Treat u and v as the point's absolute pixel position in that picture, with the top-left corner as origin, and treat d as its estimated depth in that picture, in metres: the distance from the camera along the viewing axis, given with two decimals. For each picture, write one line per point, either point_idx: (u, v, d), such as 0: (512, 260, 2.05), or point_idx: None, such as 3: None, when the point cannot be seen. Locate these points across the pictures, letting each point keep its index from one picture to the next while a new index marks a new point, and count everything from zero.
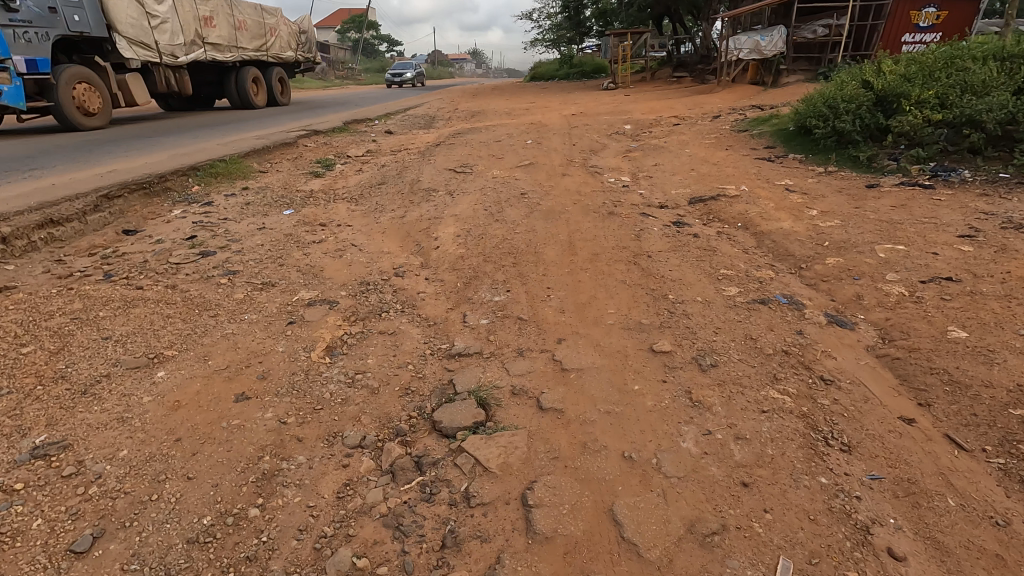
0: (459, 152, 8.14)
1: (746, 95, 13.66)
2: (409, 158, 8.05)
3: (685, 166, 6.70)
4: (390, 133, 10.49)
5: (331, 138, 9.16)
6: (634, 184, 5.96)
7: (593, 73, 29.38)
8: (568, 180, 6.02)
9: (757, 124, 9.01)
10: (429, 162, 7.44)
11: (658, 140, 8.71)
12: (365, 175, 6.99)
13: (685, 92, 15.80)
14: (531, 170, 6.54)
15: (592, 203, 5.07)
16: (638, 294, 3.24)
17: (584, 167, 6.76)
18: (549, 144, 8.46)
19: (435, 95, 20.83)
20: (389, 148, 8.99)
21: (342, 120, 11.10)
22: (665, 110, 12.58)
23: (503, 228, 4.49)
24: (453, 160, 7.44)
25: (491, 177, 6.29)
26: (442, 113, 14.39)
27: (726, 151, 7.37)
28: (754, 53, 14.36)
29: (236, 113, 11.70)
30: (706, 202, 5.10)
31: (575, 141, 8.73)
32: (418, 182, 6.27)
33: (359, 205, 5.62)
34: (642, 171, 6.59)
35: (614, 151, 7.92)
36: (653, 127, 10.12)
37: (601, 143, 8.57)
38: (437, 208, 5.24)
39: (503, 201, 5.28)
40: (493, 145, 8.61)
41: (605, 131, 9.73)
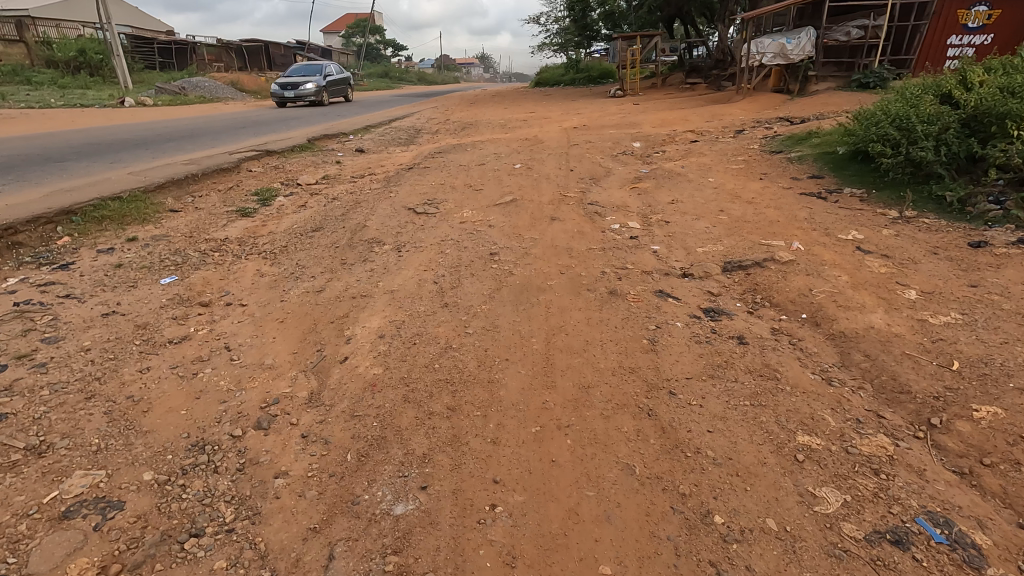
0: (431, 179, 6.73)
1: (769, 106, 12.18)
2: (371, 186, 6.65)
3: (708, 203, 5.23)
4: (361, 152, 9.08)
5: (285, 162, 7.81)
6: (643, 234, 4.50)
7: (599, 78, 27.91)
8: (556, 228, 4.55)
9: (794, 143, 7.52)
10: (390, 194, 6.03)
11: (671, 164, 7.23)
12: (306, 213, 5.59)
13: (698, 101, 14.33)
14: (511, 210, 5.11)
15: (585, 271, 3.61)
16: (657, 509, 1.76)
17: (580, 205, 5.31)
18: (539, 169, 7.01)
19: (428, 104, 19.53)
20: (352, 172, 7.60)
21: (308, 136, 9.68)
22: (679, 123, 11.14)
23: (452, 320, 3.02)
24: (418, 192, 6.02)
25: (458, 222, 4.86)
26: (431, 125, 13.01)
27: (759, 182, 5.90)
28: (779, 58, 12.94)
29: (191, 128, 10.31)
30: (748, 271, 3.62)
31: (573, 165, 7.29)
32: (363, 226, 4.84)
33: (275, 264, 4.21)
34: (655, 211, 5.12)
35: (619, 179, 6.46)
36: (666, 146, 8.67)
37: (603, 168, 7.11)
38: (371, 276, 3.79)
39: (463, 264, 3.84)
40: (474, 169, 7.19)
41: (609, 151, 8.26)
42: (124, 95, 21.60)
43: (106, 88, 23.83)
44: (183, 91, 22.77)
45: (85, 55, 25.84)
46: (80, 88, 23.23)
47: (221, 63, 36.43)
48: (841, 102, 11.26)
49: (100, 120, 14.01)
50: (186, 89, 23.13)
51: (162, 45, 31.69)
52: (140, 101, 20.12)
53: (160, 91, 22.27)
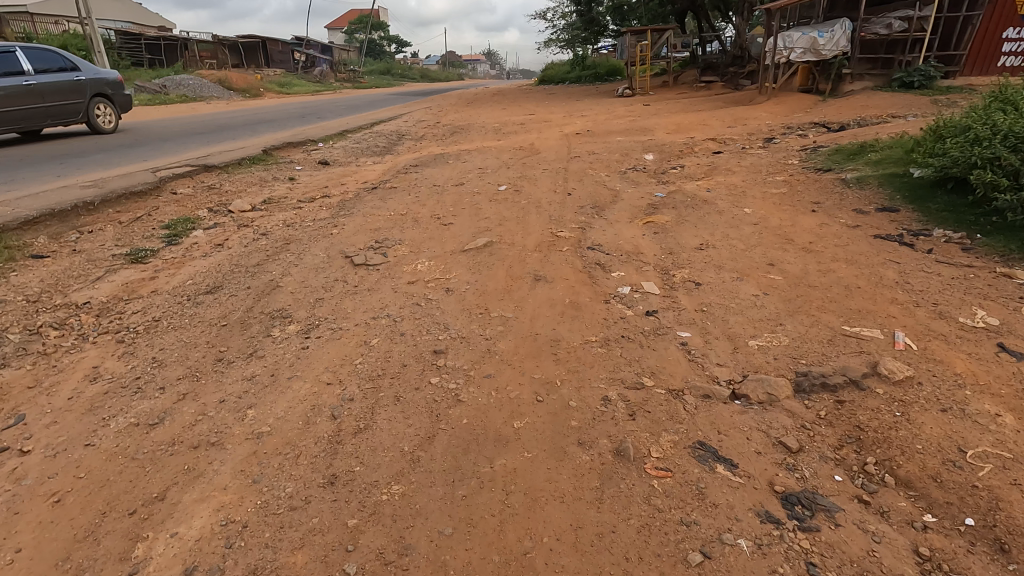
0: (392, 206, 5.38)
1: (799, 108, 10.76)
2: (316, 216, 5.31)
3: (749, 252, 3.86)
4: (325, 166, 7.76)
5: (224, 181, 6.49)
6: (663, 307, 3.13)
7: (606, 76, 26.40)
8: (539, 296, 3.20)
9: (845, 158, 6.11)
10: (333, 230, 4.69)
11: (692, 186, 5.85)
12: (215, 258, 4.27)
13: (716, 102, 12.88)
14: (481, 261, 3.76)
15: (575, 397, 2.26)
16: None
17: (577, 253, 3.95)
18: (528, 193, 5.66)
19: (422, 104, 18.22)
20: (303, 193, 6.28)
21: (266, 146, 8.34)
22: (697, 128, 9.75)
23: (330, 527, 1.69)
24: (369, 228, 4.66)
25: (405, 282, 3.51)
26: (418, 129, 11.66)
27: (811, 217, 4.51)
28: (809, 54, 11.51)
29: (136, 138, 8.99)
30: (838, 396, 2.26)
31: (570, 185, 5.92)
32: (275, 287, 3.52)
33: (125, 355, 2.89)
34: (678, 262, 3.75)
35: (630, 208, 5.11)
36: (683, 159, 7.30)
37: (608, 191, 5.74)
38: (245, 393, 2.45)
39: (387, 372, 2.49)
40: (448, 191, 5.83)
41: (616, 166, 6.87)
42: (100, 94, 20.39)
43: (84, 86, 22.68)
44: (165, 90, 21.59)
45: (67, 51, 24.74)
46: None
47: (214, 60, 35.24)
48: (884, 104, 9.78)
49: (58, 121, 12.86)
50: (168, 88, 21.94)
51: (151, 42, 30.49)
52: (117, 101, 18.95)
53: (140, 90, 21.06)
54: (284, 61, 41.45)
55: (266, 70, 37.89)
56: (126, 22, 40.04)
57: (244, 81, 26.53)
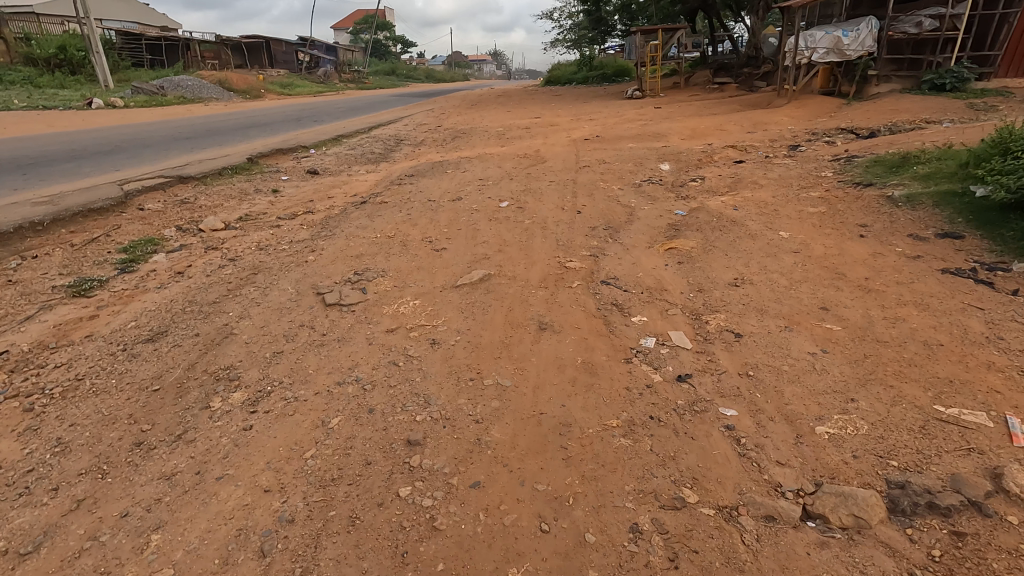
0: (380, 225, 4.80)
1: (822, 112, 10.13)
2: (295, 237, 4.73)
3: (794, 292, 3.26)
4: (314, 175, 7.19)
5: (200, 194, 5.93)
6: (698, 369, 2.53)
7: (614, 76, 25.75)
8: (544, 353, 2.61)
9: (887, 170, 5.50)
10: (310, 256, 4.11)
11: (716, 203, 5.24)
12: (171, 291, 3.70)
13: (731, 105, 12.23)
14: (477, 302, 3.17)
15: (592, 526, 1.67)
16: None
17: (589, 290, 3.36)
18: (533, 210, 5.06)
19: (424, 106, 17.65)
20: (285, 208, 5.71)
21: (252, 153, 7.78)
22: (715, 134, 9.14)
23: None
24: (350, 254, 4.08)
25: (384, 329, 2.92)
26: (418, 133, 11.09)
27: (860, 244, 3.90)
28: (832, 55, 10.82)
29: (115, 145, 8.45)
30: (955, 527, 1.65)
31: (580, 202, 5.32)
32: (229, 335, 2.94)
33: (26, 432, 2.31)
34: (710, 305, 3.15)
35: (648, 230, 4.51)
36: (703, 170, 6.69)
37: (622, 208, 5.14)
38: (157, 502, 1.87)
39: (346, 474, 1.90)
40: (445, 207, 5.25)
41: (630, 178, 6.26)
42: (95, 95, 19.91)
43: (82, 87, 22.23)
44: (162, 91, 21.12)
45: (66, 52, 24.33)
46: (55, 87, 21.67)
47: (217, 60, 34.80)
48: (915, 108, 9.13)
49: (44, 124, 12.36)
50: (165, 89, 21.45)
51: (151, 42, 30.04)
52: (111, 102, 18.46)
53: (137, 91, 20.57)
54: (287, 62, 40.99)
55: (269, 70, 37.45)
56: (127, 22, 39.64)
57: (244, 82, 26.06)
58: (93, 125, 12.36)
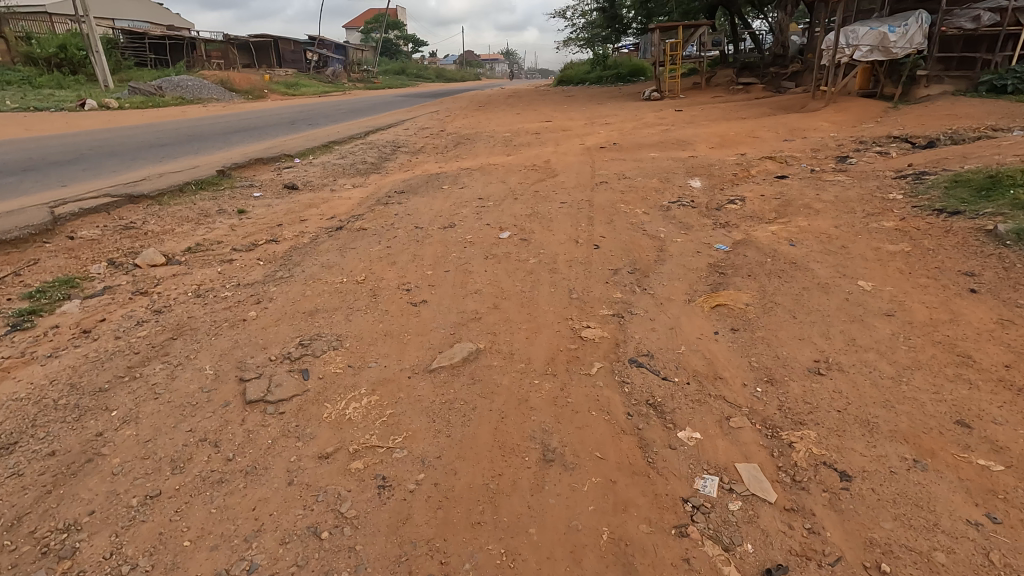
0: (351, 262, 3.89)
1: (866, 116, 9.09)
2: (245, 278, 3.84)
3: (906, 388, 2.29)
4: (291, 191, 6.33)
5: (151, 217, 5.08)
6: (795, 556, 1.59)
7: (629, 76, 24.69)
8: (550, 521, 1.68)
9: (975, 193, 4.50)
10: (251, 309, 3.22)
11: (765, 234, 4.28)
12: (59, 362, 2.82)
13: (760, 108, 11.19)
14: (455, 402, 2.24)
15: None
16: None
17: (613, 381, 2.41)
18: (540, 243, 4.13)
19: (428, 108, 16.79)
20: (247, 234, 4.82)
21: (226, 164, 6.95)
22: (746, 142, 8.15)
23: None
24: (302, 309, 3.17)
25: (316, 453, 2.00)
26: (418, 139, 10.23)
27: (974, 304, 2.92)
28: (877, 52, 9.72)
29: (80, 154, 7.66)
30: None
31: (597, 231, 4.37)
32: (91, 458, 2.03)
33: None
34: (789, 412, 2.19)
35: (684, 275, 3.57)
36: (739, 188, 5.73)
37: (649, 241, 4.18)
38: None
39: None
40: (433, 238, 4.33)
41: (656, 198, 5.31)
42: (92, 96, 19.32)
43: (80, 87, 21.63)
44: (161, 91, 20.51)
45: (67, 52, 23.87)
46: (54, 87, 21.16)
47: (223, 59, 34.19)
48: (977, 113, 8.07)
49: (22, 128, 11.64)
50: (164, 89, 20.84)
51: (156, 41, 29.57)
52: (107, 103, 17.87)
53: (134, 91, 19.88)
54: (296, 61, 40.42)
55: (275, 69, 36.81)
56: (136, 22, 39.41)
57: (248, 82, 25.42)
58: (73, 128, 11.62)
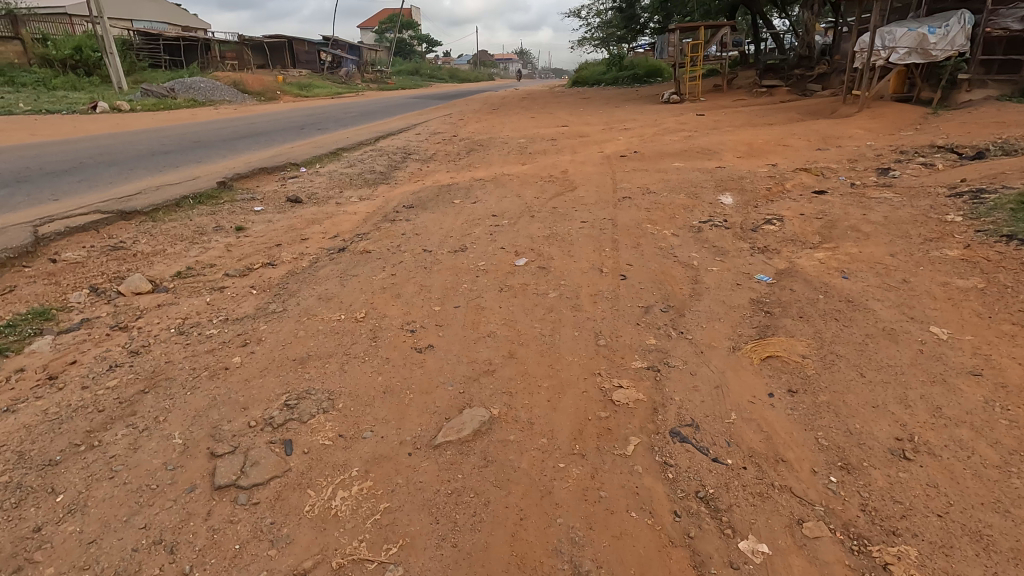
0: (351, 294, 3.52)
1: (904, 123, 8.56)
2: (234, 311, 3.49)
3: (1018, 484, 1.86)
4: (294, 205, 6.00)
5: (142, 236, 4.76)
6: None
7: (645, 78, 24.14)
8: None
9: None
10: (236, 354, 2.86)
11: (811, 263, 3.85)
12: (13, 418, 2.48)
13: (787, 113, 10.67)
14: (464, 494, 1.85)
15: None
16: None
17: (654, 464, 2.01)
18: (560, 273, 3.73)
19: (441, 111, 16.44)
20: (242, 256, 4.47)
21: (227, 175, 6.63)
22: (776, 152, 7.68)
23: None
24: (292, 356, 2.79)
25: (291, 568, 1.62)
26: (429, 145, 9.88)
27: None
28: (915, 55, 9.20)
29: (79, 163, 7.41)
30: None
31: (622, 258, 3.96)
32: (20, 566, 1.67)
33: None
34: (876, 515, 1.77)
35: (725, 316, 3.16)
36: (774, 205, 5.30)
37: (681, 272, 3.76)
38: None
39: None
40: (442, 264, 3.95)
41: (684, 218, 4.89)
42: (104, 98, 19.25)
43: (94, 89, 21.60)
44: (173, 93, 20.41)
45: (82, 53, 23.92)
46: (67, 89, 21.16)
47: (237, 60, 34.17)
48: None
49: (28, 133, 11.45)
50: (176, 91, 20.73)
51: (170, 42, 29.61)
52: (119, 105, 17.77)
53: (147, 94, 19.78)
54: (309, 62, 40.36)
55: (289, 70, 36.78)
56: (152, 23, 39.63)
57: (260, 83, 25.30)
58: (79, 133, 11.41)
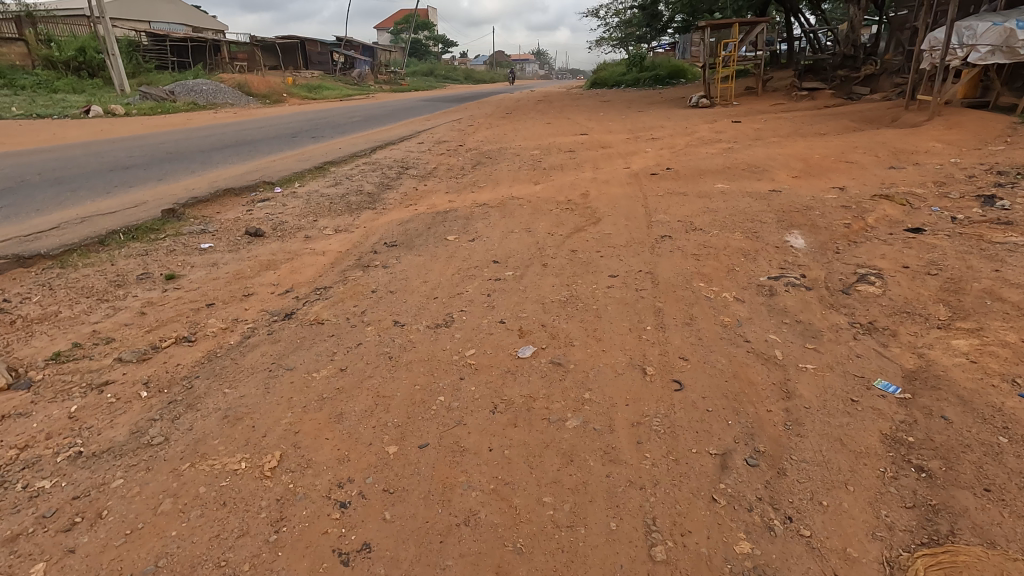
0: (273, 411, 2.37)
1: (990, 134, 7.20)
2: (100, 433, 2.37)
3: None
4: (251, 240, 4.91)
5: (37, 290, 3.69)
6: None
7: (668, 79, 22.74)
8: None
9: None
10: (48, 554, 1.74)
11: (956, 361, 2.61)
12: None
13: (839, 120, 9.32)
14: None
15: None
16: None
17: None
18: (583, 375, 2.55)
19: (449, 115, 15.28)
20: (155, 321, 3.38)
21: (179, 200, 5.57)
22: (839, 170, 6.41)
23: None
24: (131, 568, 1.66)
25: None
26: (430, 157, 8.76)
27: None
28: (999, 54, 7.82)
29: (20, 180, 6.43)
30: None
31: (673, 347, 2.76)
32: None
33: None
34: None
35: (853, 478, 1.95)
36: (860, 251, 4.05)
37: (763, 375, 2.56)
38: None
39: None
40: (414, 352, 2.78)
41: (746, 272, 3.67)
42: (101, 101, 18.48)
43: (94, 91, 20.86)
44: (172, 96, 19.62)
45: (85, 54, 23.31)
46: (66, 91, 20.51)
47: (247, 61, 33.48)
48: None
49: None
50: (176, 94, 19.94)
51: (178, 43, 29.00)
52: (114, 107, 16.98)
53: (145, 97, 18.96)
54: (322, 63, 39.63)
55: (300, 71, 36.06)
56: (166, 24, 39.31)
57: (267, 85, 24.47)
58: (52, 141, 10.48)
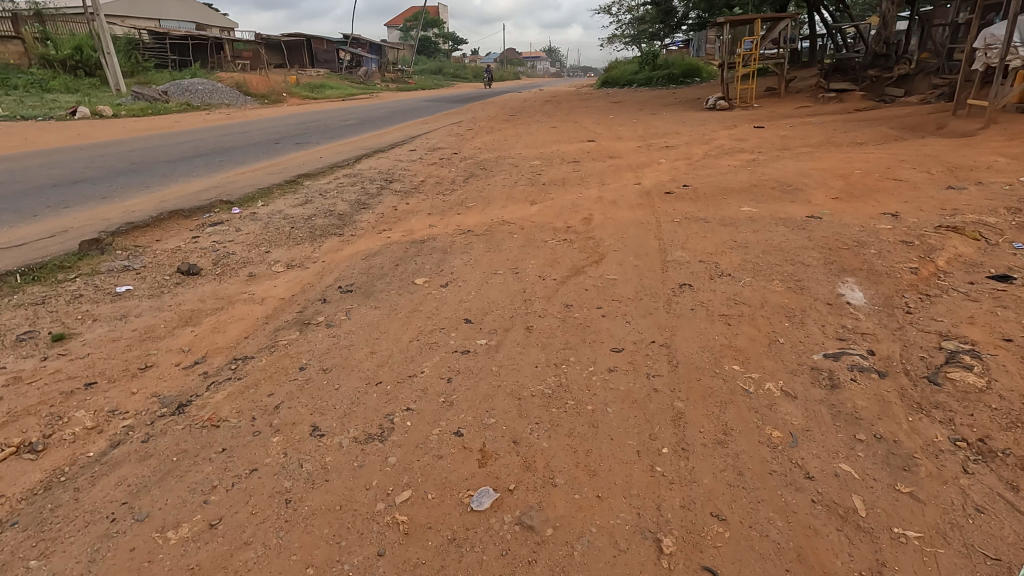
0: None
1: None
2: None
3: None
4: (182, 279, 4.09)
5: None
6: None
7: (683, 78, 21.69)
8: None
9: None
10: None
11: None
12: None
13: (876, 127, 8.33)
14: None
15: None
16: None
17: None
18: (565, 554, 1.67)
19: (450, 118, 14.45)
20: (7, 413, 2.55)
21: (110, 227, 4.78)
22: (887, 190, 5.46)
23: None
24: None
25: None
26: (419, 168, 7.91)
27: None
28: None
29: None
30: None
31: (700, 493, 1.87)
32: None
33: None
34: None
35: None
36: (937, 310, 3.12)
37: (841, 556, 1.66)
38: None
39: None
40: (324, 493, 1.92)
41: (795, 347, 2.76)
42: (92, 102, 17.87)
43: (89, 91, 20.28)
44: (166, 96, 18.95)
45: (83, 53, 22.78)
46: (60, 90, 19.94)
47: (251, 59, 32.87)
48: None
49: None
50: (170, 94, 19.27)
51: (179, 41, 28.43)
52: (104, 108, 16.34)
53: (138, 97, 18.32)
54: (328, 61, 38.97)
55: (305, 70, 35.41)
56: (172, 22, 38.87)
57: (267, 84, 23.78)
58: (19, 147, 9.80)
